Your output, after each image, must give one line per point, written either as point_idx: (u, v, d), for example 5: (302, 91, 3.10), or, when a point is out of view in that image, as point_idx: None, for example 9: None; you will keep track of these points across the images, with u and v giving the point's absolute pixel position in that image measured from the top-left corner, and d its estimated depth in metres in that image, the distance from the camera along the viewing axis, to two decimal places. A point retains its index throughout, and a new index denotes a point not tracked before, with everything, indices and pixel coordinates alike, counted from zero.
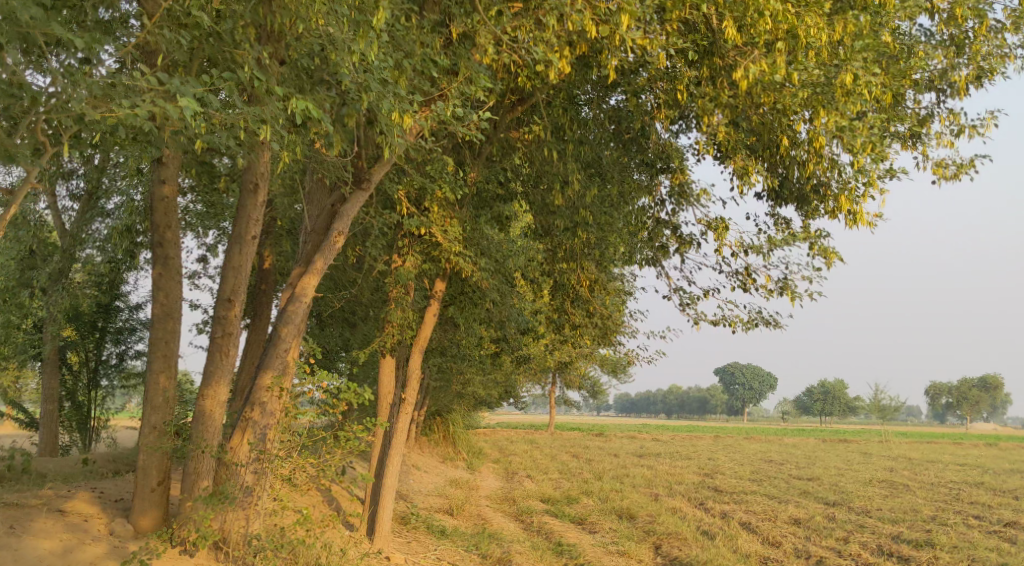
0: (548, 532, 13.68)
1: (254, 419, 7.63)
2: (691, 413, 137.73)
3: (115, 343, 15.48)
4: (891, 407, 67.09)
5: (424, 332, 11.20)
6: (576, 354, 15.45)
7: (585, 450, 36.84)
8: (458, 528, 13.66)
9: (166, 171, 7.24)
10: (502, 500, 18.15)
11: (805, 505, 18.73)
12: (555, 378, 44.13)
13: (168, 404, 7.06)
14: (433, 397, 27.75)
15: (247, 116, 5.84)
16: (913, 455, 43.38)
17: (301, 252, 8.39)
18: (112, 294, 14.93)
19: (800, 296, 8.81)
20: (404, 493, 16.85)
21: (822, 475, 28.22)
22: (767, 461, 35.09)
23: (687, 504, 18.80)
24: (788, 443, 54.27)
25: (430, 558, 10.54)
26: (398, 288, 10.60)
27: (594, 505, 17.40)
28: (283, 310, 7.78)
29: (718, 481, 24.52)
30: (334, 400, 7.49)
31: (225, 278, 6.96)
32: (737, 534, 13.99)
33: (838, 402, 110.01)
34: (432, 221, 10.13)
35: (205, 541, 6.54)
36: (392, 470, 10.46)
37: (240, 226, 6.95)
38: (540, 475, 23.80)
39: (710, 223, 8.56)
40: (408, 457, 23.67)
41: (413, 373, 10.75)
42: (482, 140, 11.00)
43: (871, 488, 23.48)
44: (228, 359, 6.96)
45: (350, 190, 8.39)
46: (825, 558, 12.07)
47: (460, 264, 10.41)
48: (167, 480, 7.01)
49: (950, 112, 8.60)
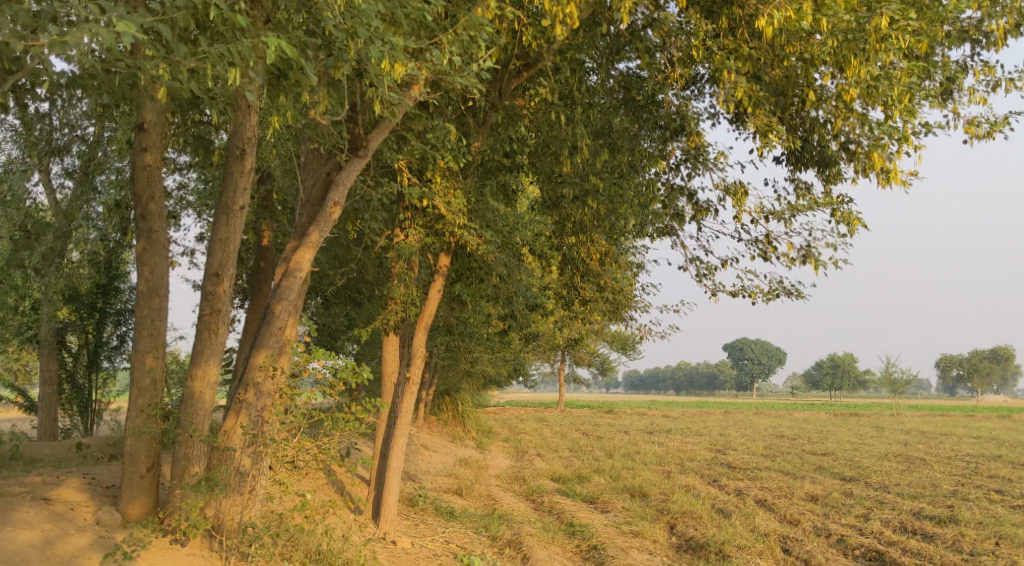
0: (560, 512, 13.32)
1: (249, 402, 7.26)
2: (700, 389, 137.50)
3: (115, 325, 15.14)
4: (903, 380, 66.55)
5: (428, 309, 10.77)
6: (586, 330, 15.03)
7: (596, 428, 36.55)
8: (467, 509, 13.31)
9: (149, 139, 6.77)
10: (512, 479, 17.81)
11: (821, 481, 18.34)
12: (565, 356, 43.81)
13: (156, 386, 6.69)
14: (441, 376, 27.43)
15: (216, 61, 5.40)
16: (927, 428, 42.92)
17: (297, 224, 7.96)
18: (109, 274, 14.55)
19: (824, 264, 8.33)
20: (412, 474, 16.53)
21: (836, 450, 27.84)
22: (779, 437, 34.72)
23: (700, 481, 18.42)
24: (800, 419, 53.87)
25: (438, 541, 10.18)
26: (401, 263, 10.20)
27: (606, 484, 17.04)
28: (278, 287, 7.35)
29: (731, 457, 24.17)
30: (332, 381, 7.09)
31: (213, 251, 6.54)
32: (754, 512, 13.58)
33: (849, 376, 109.50)
34: (434, 192, 9.69)
35: (196, 530, 6.16)
36: (398, 451, 10.08)
37: (227, 196, 6.53)
38: (551, 453, 23.48)
39: (728, 188, 8.07)
40: (417, 437, 23.37)
41: (418, 351, 10.35)
42: (486, 108, 10.54)
43: (887, 463, 23.08)
44: (217, 338, 6.56)
45: (346, 158, 7.93)
46: (846, 536, 11.64)
47: (465, 236, 9.96)
48: (157, 466, 6.65)
49: (984, 64, 8.09)
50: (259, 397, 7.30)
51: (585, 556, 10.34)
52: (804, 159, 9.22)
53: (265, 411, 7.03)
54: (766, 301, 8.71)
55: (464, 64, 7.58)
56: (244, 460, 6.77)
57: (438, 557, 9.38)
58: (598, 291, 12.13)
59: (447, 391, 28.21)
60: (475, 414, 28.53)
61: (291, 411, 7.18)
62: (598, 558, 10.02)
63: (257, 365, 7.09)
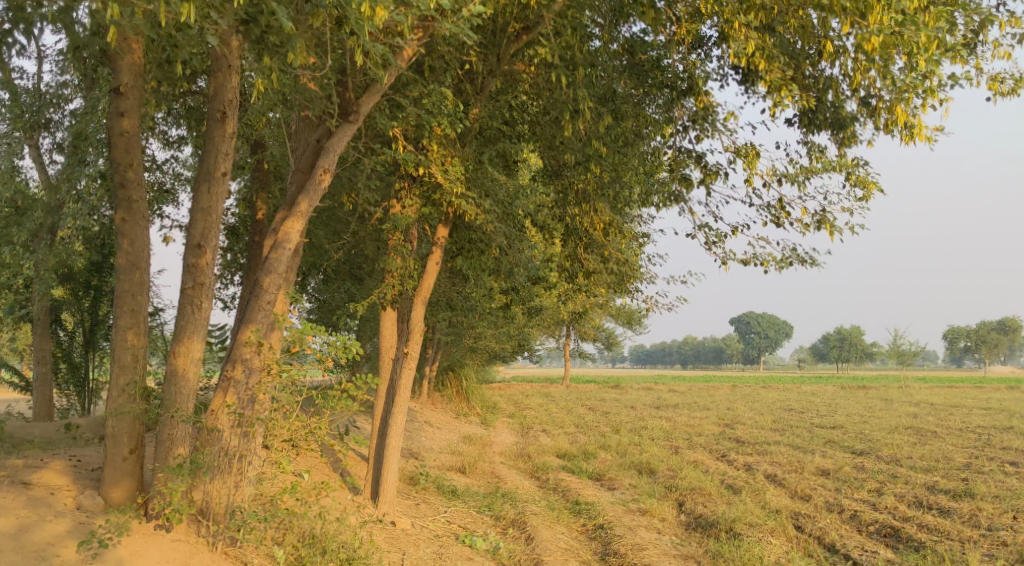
0: (565, 490, 13.06)
1: (237, 380, 6.93)
2: (706, 363, 137.38)
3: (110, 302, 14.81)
4: (910, 352, 66.13)
5: (426, 282, 10.41)
6: (591, 304, 14.68)
7: (602, 403, 36.35)
8: (470, 487, 13.05)
9: (126, 102, 6.35)
10: (517, 456, 17.56)
11: (831, 455, 18.04)
12: (570, 330, 43.56)
13: (139, 364, 6.34)
14: (445, 352, 27.17)
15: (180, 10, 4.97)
16: (936, 400, 42.60)
17: (286, 193, 7.55)
18: (103, 251, 14.20)
19: (839, 230, 7.94)
20: (415, 452, 16.29)
21: (844, 423, 27.55)
22: (787, 411, 34.46)
23: (708, 456, 18.15)
24: (808, 392, 53.59)
25: (439, 522, 9.92)
26: (397, 235, 9.83)
27: (612, 460, 16.77)
28: (267, 259, 6.97)
29: (738, 432, 23.87)
30: (322, 358, 6.76)
31: (194, 221, 6.15)
32: (764, 488, 13.29)
33: (856, 348, 109.14)
34: (431, 160, 9.30)
35: (180, 515, 5.86)
36: (396, 429, 9.80)
37: (208, 162, 6.13)
38: (556, 429, 23.25)
39: (738, 150, 7.65)
40: (421, 414, 23.15)
41: (415, 325, 10.03)
42: (484, 73, 10.10)
43: (897, 436, 22.80)
44: (200, 313, 6.19)
45: (337, 123, 7.49)
46: (859, 512, 11.34)
47: (463, 206, 9.57)
48: (141, 448, 6.33)
49: (1011, 16, 7.63)
50: (247, 374, 6.97)
51: (591, 535, 10.06)
52: (817, 121, 8.78)
53: (253, 390, 6.71)
54: (778, 269, 8.33)
55: (458, 20, 7.12)
56: (230, 441, 6.46)
57: (439, 538, 9.11)
58: (602, 262, 11.75)
59: (452, 367, 27.98)
60: (480, 390, 28.31)
61: (280, 389, 6.86)
62: (605, 537, 9.74)
63: (244, 342, 6.76)
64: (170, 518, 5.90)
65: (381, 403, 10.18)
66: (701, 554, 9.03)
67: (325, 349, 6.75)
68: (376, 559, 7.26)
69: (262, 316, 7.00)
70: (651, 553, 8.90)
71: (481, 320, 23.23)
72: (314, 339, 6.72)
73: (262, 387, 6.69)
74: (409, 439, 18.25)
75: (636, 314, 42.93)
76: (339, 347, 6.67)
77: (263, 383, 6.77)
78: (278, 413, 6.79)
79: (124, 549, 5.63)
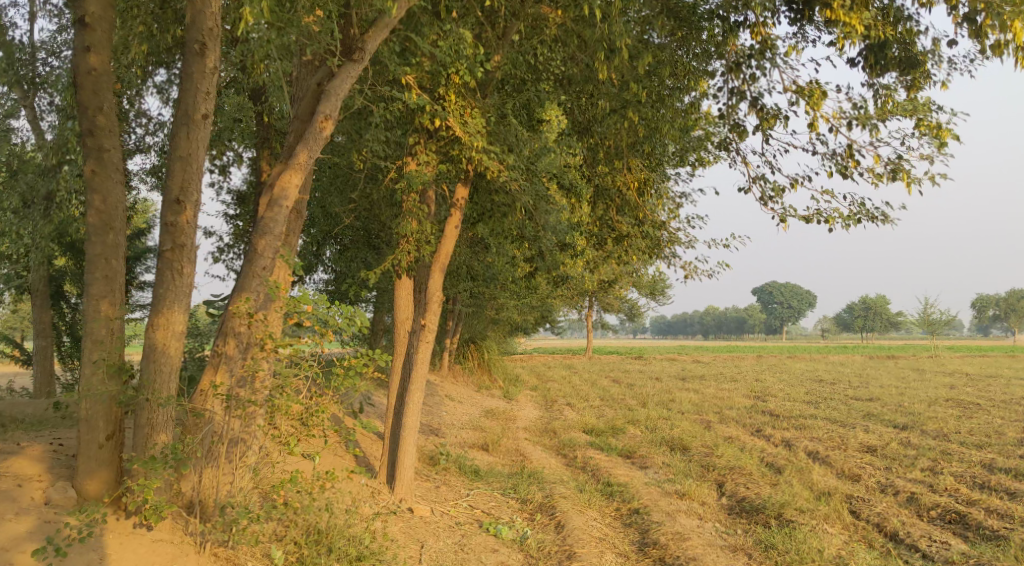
0: (594, 469, 12.25)
1: (230, 355, 6.16)
2: (729, 334, 135.93)
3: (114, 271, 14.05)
4: (941, 322, 64.52)
5: (444, 247, 9.52)
6: (621, 272, 13.73)
7: (626, 374, 35.51)
8: (493, 467, 12.27)
9: (94, 37, 5.49)
10: (541, 432, 16.76)
11: (873, 430, 17.08)
12: (593, 301, 42.65)
13: (113, 339, 5.52)
14: (466, 323, 26.42)
15: None
16: (971, 370, 41.30)
17: (284, 145, 6.66)
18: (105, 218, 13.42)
19: (917, 181, 6.91)
20: (435, 428, 15.55)
21: (880, 395, 26.50)
22: (818, 382, 33.41)
23: (742, 431, 17.23)
24: (836, 362, 52.30)
25: (461, 507, 9.14)
26: (412, 196, 8.96)
27: (642, 436, 15.94)
28: (262, 220, 6.13)
29: (771, 405, 22.93)
30: (322, 330, 6.02)
31: (172, 171, 5.39)
32: (808, 467, 12.37)
33: (882, 317, 107.28)
34: (449, 112, 8.38)
35: (158, 514, 5.12)
36: (413, 408, 9.02)
37: (186, 101, 5.39)
38: (581, 403, 22.43)
39: (801, 87, 6.63)
40: (442, 388, 22.41)
41: (433, 295, 9.18)
42: (507, 14, 9.09)
43: (939, 408, 21.75)
44: (182, 279, 5.44)
45: (340, 63, 6.57)
46: (918, 495, 10.40)
47: (484, 163, 8.65)
48: (119, 434, 5.56)
49: None
50: (238, 350, 6.18)
51: (626, 522, 9.23)
52: (885, 61, 7.69)
53: (245, 367, 5.95)
54: (845, 227, 7.32)
55: None
56: (221, 427, 5.71)
57: (461, 526, 8.33)
58: (637, 225, 10.81)
59: (473, 339, 27.22)
60: (502, 362, 27.55)
61: (276, 365, 6.07)
62: (642, 525, 8.90)
63: (234, 313, 5.98)
64: (146, 516, 5.15)
65: (397, 379, 9.42)
66: (751, 545, 8.19)
67: (325, 320, 6.01)
68: (390, 556, 6.49)
69: (257, 282, 6.20)
70: (696, 544, 8.04)
71: (503, 290, 22.36)
72: (313, 309, 5.97)
73: (252, 364, 5.93)
74: (429, 414, 17.50)
75: (659, 284, 41.97)
76: (342, 320, 5.95)
77: (256, 360, 6.00)
78: (274, 393, 6.01)
79: (92, 554, 4.90)
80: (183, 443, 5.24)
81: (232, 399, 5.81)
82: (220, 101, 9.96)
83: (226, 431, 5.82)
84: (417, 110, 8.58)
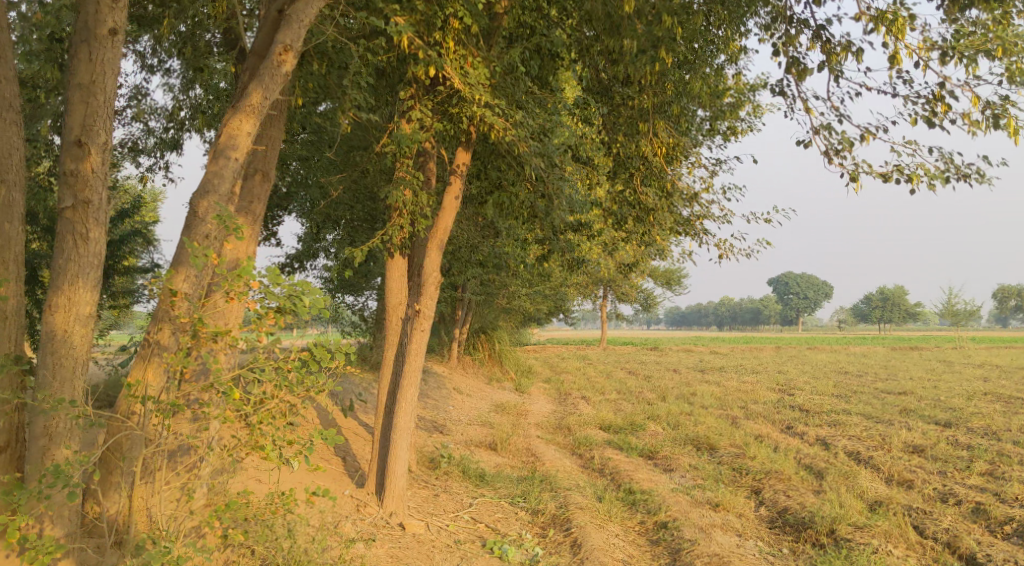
0: (614, 472, 11.05)
1: (160, 345, 4.98)
2: (745, 325, 134.16)
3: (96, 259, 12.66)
4: (966, 312, 62.67)
5: (443, 221, 8.14)
6: (642, 254, 12.46)
7: (642, 366, 34.24)
8: (501, 470, 11.07)
9: None
10: (555, 429, 15.52)
11: (914, 427, 15.75)
12: (607, 290, 41.41)
13: (7, 326, 5.00)
14: (475, 312, 25.25)
15: None
16: (1001, 362, 39.71)
17: (238, 90, 5.46)
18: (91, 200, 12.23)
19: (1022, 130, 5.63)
20: (439, 426, 14.37)
21: (912, 388, 25.07)
22: (844, 374, 31.98)
23: (773, 428, 15.93)
24: (856, 353, 50.80)
25: (462, 520, 7.95)
26: (404, 161, 7.73)
27: (664, 434, 14.69)
28: (201, 177, 4.92)
29: (800, 398, 21.59)
30: (273, 319, 4.99)
31: (73, 108, 4.90)
32: (853, 471, 11.09)
33: (901, 308, 105.41)
34: (446, 61, 7.13)
35: (43, 556, 4.00)
36: (405, 408, 7.79)
37: (87, 25, 4.93)
38: (597, 396, 21.18)
39: (882, 13, 5.35)
40: (449, 381, 21.21)
41: (429, 276, 7.94)
42: None
43: (979, 403, 20.34)
44: (88, 249, 4.92)
45: None
46: (985, 506, 9.10)
47: (487, 122, 7.40)
48: (15, 445, 5.02)
49: None
50: (169, 339, 4.97)
51: (653, 539, 8.03)
52: None
53: (171, 361, 4.73)
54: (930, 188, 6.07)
55: None
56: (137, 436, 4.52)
57: (460, 546, 7.14)
58: (665, 196, 9.57)
59: (483, 330, 26.06)
60: (513, 353, 26.37)
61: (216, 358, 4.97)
62: (672, 544, 7.69)
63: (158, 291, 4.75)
64: (28, 557, 4.04)
65: (388, 374, 8.20)
66: None
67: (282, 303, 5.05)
68: None
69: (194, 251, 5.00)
70: None
71: (513, 278, 21.15)
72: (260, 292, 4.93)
73: (181, 357, 4.71)
74: (434, 410, 16.35)
75: (676, 272, 40.69)
76: (314, 298, 5.10)
77: (186, 353, 4.79)
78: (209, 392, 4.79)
79: None
80: (76, 462, 4.10)
81: (152, 401, 4.61)
82: (190, 57, 8.81)
83: (144, 442, 4.64)
84: (409, 59, 7.34)
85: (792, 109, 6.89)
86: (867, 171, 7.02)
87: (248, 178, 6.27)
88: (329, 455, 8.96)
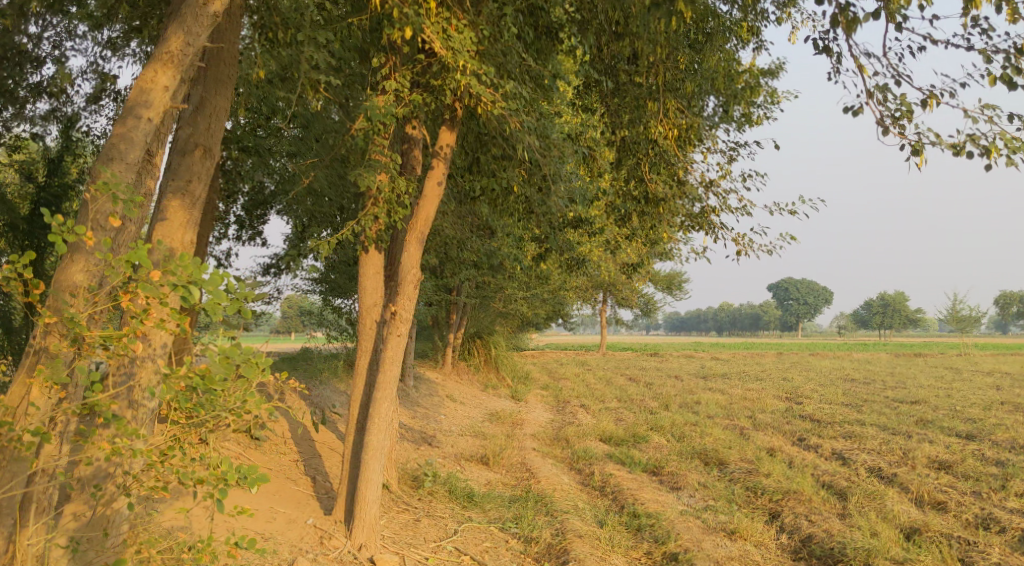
0: (616, 491, 10.11)
1: (46, 348, 4.04)
2: (745, 330, 133.01)
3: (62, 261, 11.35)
4: (970, 318, 61.68)
5: (426, 212, 7.13)
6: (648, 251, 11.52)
7: (644, 372, 33.18)
8: (493, 488, 10.14)
9: None
10: (552, 441, 14.52)
11: (935, 440, 14.77)
12: (607, 294, 40.51)
13: None
14: (470, 315, 24.33)
15: None
16: (1012, 370, 38.60)
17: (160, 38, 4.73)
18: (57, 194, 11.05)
19: None
20: (428, 437, 13.43)
21: (925, 397, 24.06)
22: (851, 381, 31.00)
23: (784, 440, 14.96)
24: (860, 360, 49.65)
25: (443, 554, 7.00)
26: (379, 141, 6.84)
27: (669, 446, 13.72)
28: (106, 140, 4.09)
29: (809, 407, 20.61)
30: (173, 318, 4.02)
31: None
32: (878, 490, 10.11)
33: (902, 313, 104.44)
34: (425, 23, 6.16)
35: None
36: (379, 425, 6.74)
37: None
38: (597, 405, 20.15)
39: None
40: (442, 388, 20.22)
41: (407, 273, 6.97)
42: None
43: (1001, 413, 19.30)
44: None
45: None
46: None
47: (473, 95, 6.43)
48: None
49: None
50: (48, 340, 4.03)
51: None
52: None
53: (44, 373, 3.80)
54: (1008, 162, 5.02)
55: None
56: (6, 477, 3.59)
57: None
58: (676, 184, 8.60)
59: (479, 334, 25.13)
60: (510, 358, 25.35)
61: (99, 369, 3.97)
62: None
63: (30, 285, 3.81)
64: None
65: (362, 385, 7.17)
66: None
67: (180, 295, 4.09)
68: None
69: (95, 231, 4.10)
70: None
71: (509, 280, 20.22)
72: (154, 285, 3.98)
73: (59, 370, 3.77)
74: (424, 420, 15.40)
75: (676, 276, 39.90)
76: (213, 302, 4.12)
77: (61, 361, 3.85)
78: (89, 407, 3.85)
79: None
80: None
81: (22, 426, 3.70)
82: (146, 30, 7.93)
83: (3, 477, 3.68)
84: (384, 22, 6.39)
85: (840, 68, 5.81)
86: (934, 142, 5.63)
87: (184, 153, 5.51)
88: (296, 476, 8.05)
